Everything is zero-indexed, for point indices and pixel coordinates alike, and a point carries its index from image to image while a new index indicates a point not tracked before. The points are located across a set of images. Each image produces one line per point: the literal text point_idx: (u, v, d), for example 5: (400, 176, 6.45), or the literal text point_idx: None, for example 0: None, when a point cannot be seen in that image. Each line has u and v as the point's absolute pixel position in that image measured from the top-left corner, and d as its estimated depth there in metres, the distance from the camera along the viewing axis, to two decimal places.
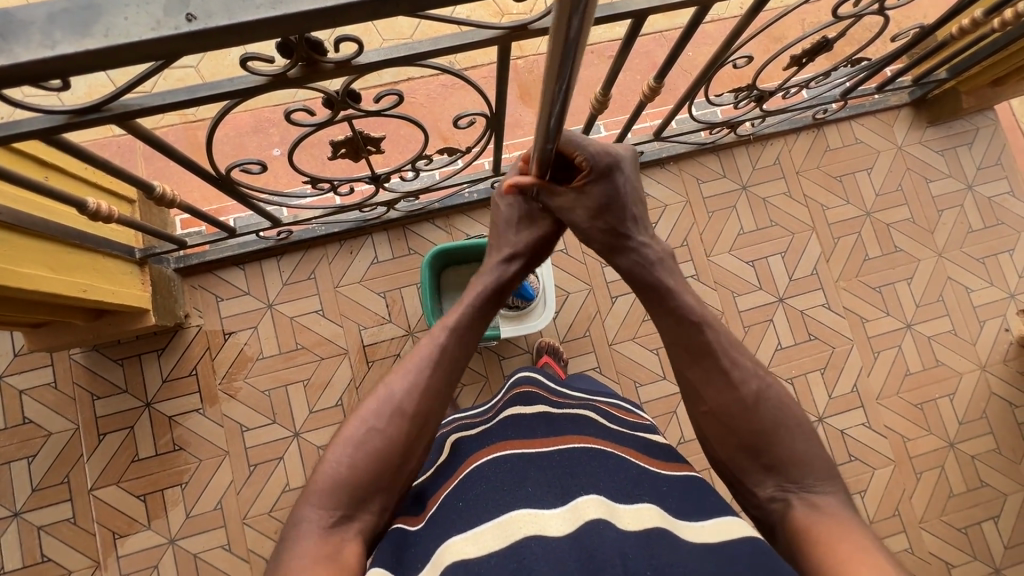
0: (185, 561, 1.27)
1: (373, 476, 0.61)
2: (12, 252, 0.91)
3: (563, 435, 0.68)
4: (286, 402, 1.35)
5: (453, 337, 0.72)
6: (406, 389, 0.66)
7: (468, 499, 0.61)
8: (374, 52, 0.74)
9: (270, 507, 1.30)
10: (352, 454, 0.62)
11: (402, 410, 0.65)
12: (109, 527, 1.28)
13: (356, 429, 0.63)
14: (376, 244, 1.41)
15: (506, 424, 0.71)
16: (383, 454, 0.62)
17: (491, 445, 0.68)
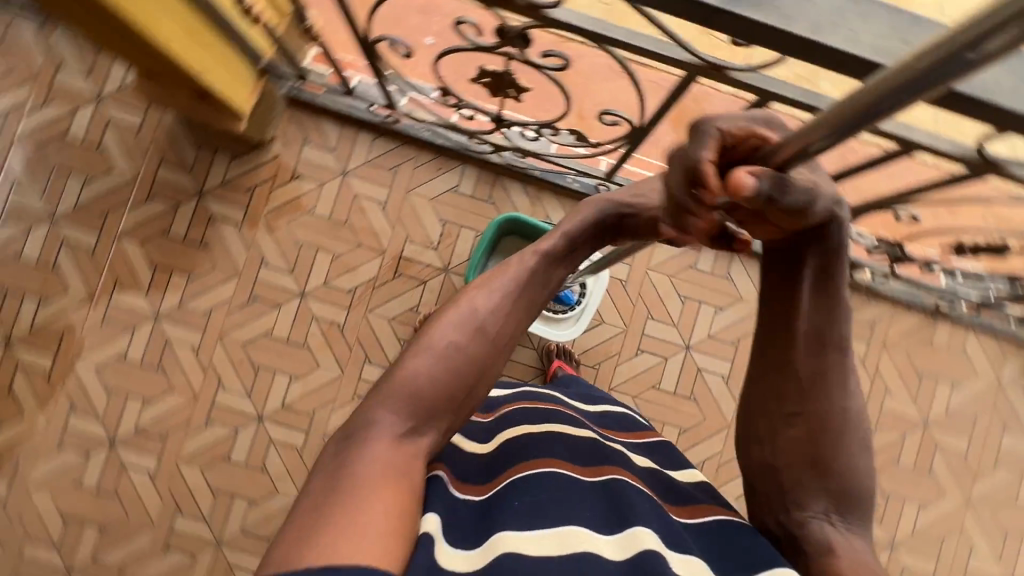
0: (159, 338, 1.36)
1: (444, 402, 0.61)
2: (166, 6, 0.94)
3: (607, 463, 0.68)
4: (309, 261, 1.38)
5: (544, 261, 0.69)
6: (492, 310, 0.64)
7: (524, 503, 0.61)
8: (569, 13, 0.69)
9: (249, 340, 1.37)
10: (431, 364, 0.61)
11: (483, 331, 0.63)
12: (117, 275, 1.37)
13: (440, 334, 0.62)
14: (464, 175, 1.39)
15: (549, 438, 0.69)
16: (460, 371, 0.61)
17: (548, 455, 0.67)
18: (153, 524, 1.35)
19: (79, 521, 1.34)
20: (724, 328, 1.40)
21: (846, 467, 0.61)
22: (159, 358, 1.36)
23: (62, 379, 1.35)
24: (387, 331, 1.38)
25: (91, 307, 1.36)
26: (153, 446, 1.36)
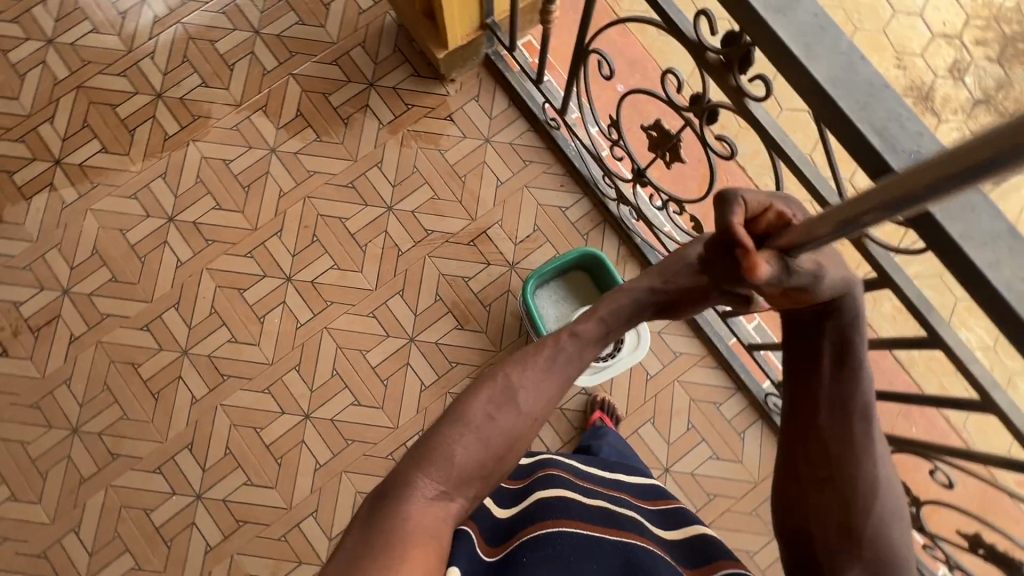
0: (263, 168, 1.49)
1: (478, 466, 0.62)
2: None
3: (621, 530, 0.68)
4: (413, 187, 1.48)
5: (575, 353, 0.71)
6: (529, 387, 0.67)
7: (533, 557, 0.61)
8: (764, 113, 0.75)
9: (325, 214, 1.47)
10: (466, 437, 0.63)
11: (513, 396, 0.65)
12: (268, 102, 1.52)
13: (481, 406, 0.64)
14: (578, 203, 1.46)
15: (564, 501, 0.69)
16: (496, 445, 0.63)
17: (560, 515, 0.67)
18: (150, 302, 1.44)
19: (103, 260, 1.45)
20: (709, 477, 1.36)
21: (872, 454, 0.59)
22: (251, 182, 1.49)
23: (173, 148, 1.50)
24: (433, 281, 1.44)
25: (233, 112, 1.51)
26: (196, 243, 1.46)
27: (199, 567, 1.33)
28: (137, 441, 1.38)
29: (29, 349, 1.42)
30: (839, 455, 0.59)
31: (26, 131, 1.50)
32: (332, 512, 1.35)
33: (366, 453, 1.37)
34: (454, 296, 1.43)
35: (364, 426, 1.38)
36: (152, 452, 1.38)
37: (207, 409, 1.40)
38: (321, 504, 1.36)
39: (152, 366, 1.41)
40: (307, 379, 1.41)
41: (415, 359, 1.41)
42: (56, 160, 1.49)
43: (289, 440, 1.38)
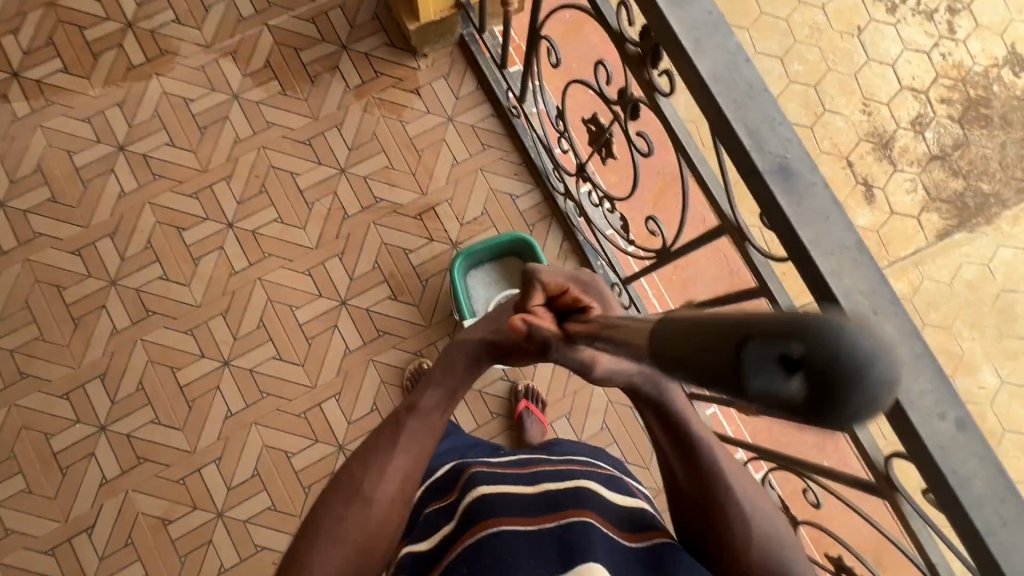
0: (222, 112, 1.49)
1: (346, 560, 0.63)
2: None
3: (556, 509, 0.63)
4: (369, 154, 1.49)
5: (420, 421, 0.69)
6: (376, 473, 0.66)
7: (475, 570, 0.60)
8: (673, 111, 0.77)
9: (277, 168, 1.47)
10: (325, 539, 0.63)
11: (359, 487, 0.65)
12: (238, 48, 1.51)
13: (330, 510, 0.65)
14: (529, 194, 1.48)
15: (495, 499, 0.65)
16: (359, 536, 0.64)
17: (490, 518, 0.63)
18: (85, 227, 1.42)
19: (44, 179, 1.44)
20: None
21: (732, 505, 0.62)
22: (208, 124, 1.48)
23: (135, 79, 1.49)
24: (374, 249, 1.44)
25: (202, 52, 1.51)
26: (143, 175, 1.45)
27: (92, 498, 1.32)
28: (48, 363, 1.36)
29: None
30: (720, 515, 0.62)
31: None
32: (236, 462, 1.35)
33: (279, 409, 1.37)
34: (392, 266, 1.44)
35: (281, 381, 1.38)
36: (62, 377, 1.36)
37: (126, 342, 1.38)
38: (225, 453, 1.35)
39: (76, 291, 1.40)
40: (232, 327, 1.40)
41: (344, 323, 1.41)
42: (14, 73, 1.47)
43: (204, 385, 1.37)
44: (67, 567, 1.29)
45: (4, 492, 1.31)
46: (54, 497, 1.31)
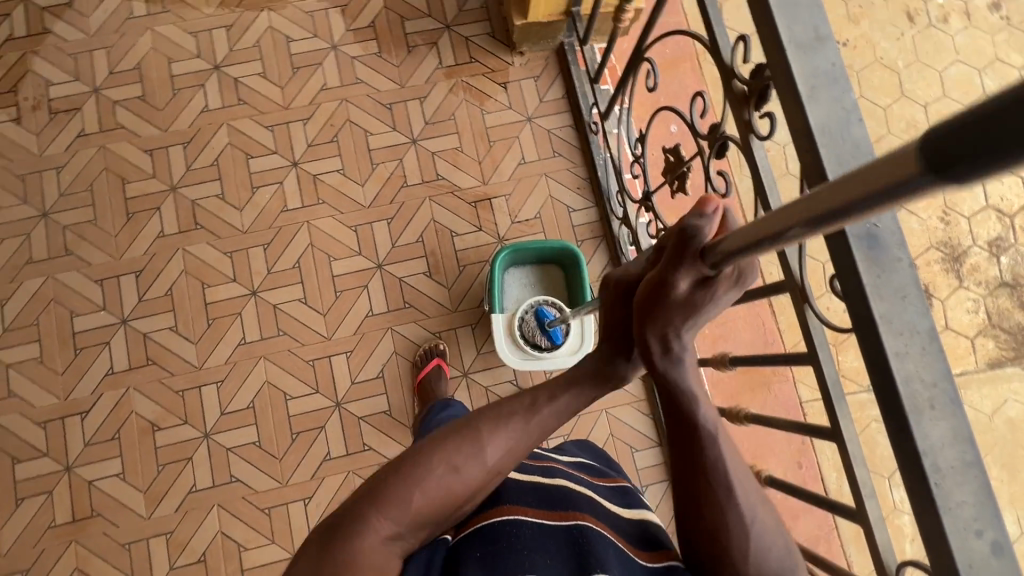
0: (319, 59, 1.54)
1: (438, 508, 0.58)
2: None
3: (576, 512, 0.62)
4: (444, 133, 1.51)
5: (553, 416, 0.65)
6: (504, 449, 0.62)
7: (486, 555, 0.57)
8: (763, 156, 0.75)
9: (354, 123, 1.51)
10: (433, 481, 0.59)
11: (479, 437, 0.61)
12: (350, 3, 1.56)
13: (445, 451, 0.60)
14: (585, 210, 1.48)
15: (518, 488, 0.65)
16: (465, 494, 0.60)
17: (506, 502, 0.62)
18: (164, 131, 1.48)
19: (140, 77, 1.50)
20: None
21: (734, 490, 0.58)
22: (302, 66, 1.53)
23: (249, 9, 1.55)
24: (423, 222, 1.46)
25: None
26: (229, 97, 1.50)
27: (93, 385, 1.35)
28: (93, 247, 1.41)
29: (39, 126, 1.47)
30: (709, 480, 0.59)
31: None
32: (236, 389, 1.36)
33: (290, 350, 1.38)
34: (435, 244, 1.45)
35: (300, 324, 1.40)
36: (102, 264, 1.40)
37: (168, 248, 1.42)
38: (228, 378, 1.37)
39: (138, 188, 1.45)
40: (269, 260, 1.43)
41: (375, 285, 1.42)
42: None
43: (225, 308, 1.40)
44: (52, 443, 1.32)
45: (17, 356, 1.36)
46: (60, 373, 1.35)
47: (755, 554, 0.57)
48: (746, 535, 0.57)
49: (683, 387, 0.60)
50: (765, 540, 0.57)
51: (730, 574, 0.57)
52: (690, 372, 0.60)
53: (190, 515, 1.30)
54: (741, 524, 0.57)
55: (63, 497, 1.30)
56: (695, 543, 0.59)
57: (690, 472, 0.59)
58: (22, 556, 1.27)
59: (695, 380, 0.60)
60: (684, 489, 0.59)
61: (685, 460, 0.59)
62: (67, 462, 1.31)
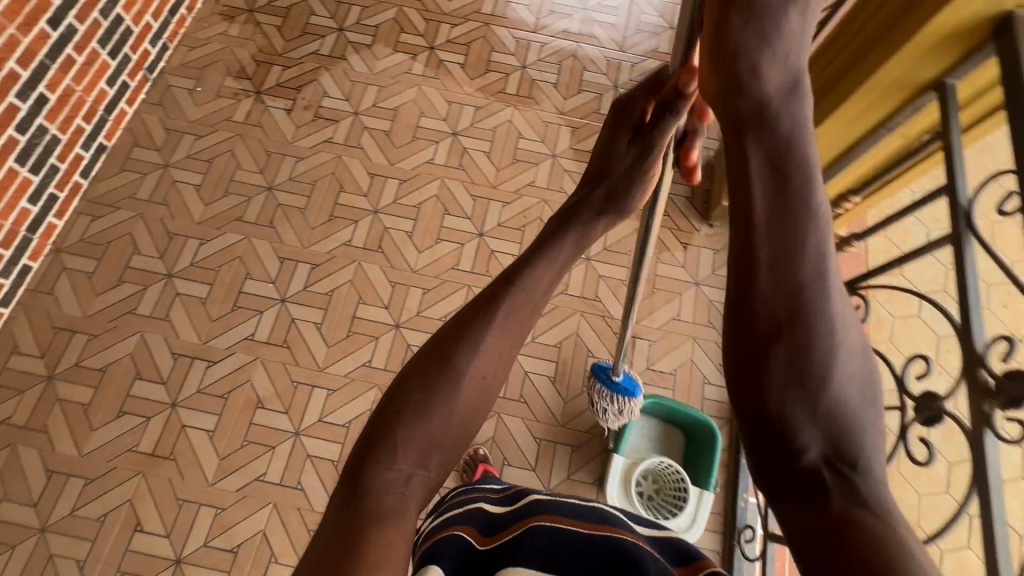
0: (538, 159, 1.73)
1: (431, 431, 0.64)
2: (846, 132, 1.18)
3: (612, 525, 0.64)
4: (616, 261, 1.61)
5: (509, 304, 0.70)
6: (470, 351, 0.68)
7: (522, 555, 0.60)
8: (994, 453, 0.74)
9: (543, 220, 1.65)
10: (415, 407, 0.65)
11: (450, 360, 0.67)
12: (579, 127, 1.78)
13: (423, 383, 0.66)
14: (720, 388, 1.49)
15: (557, 500, 0.68)
16: (443, 404, 0.65)
17: (548, 509, 0.65)
18: (390, 164, 1.70)
19: (393, 116, 1.76)
20: None
21: (823, 311, 0.58)
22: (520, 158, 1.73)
23: (500, 101, 1.81)
24: (567, 330, 1.52)
25: (554, 114, 1.80)
26: (453, 160, 1.72)
27: (231, 341, 1.46)
28: (290, 229, 1.59)
29: (302, 121, 1.73)
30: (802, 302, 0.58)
31: (434, 18, 1.93)
32: (342, 403, 1.41)
33: None
34: (569, 355, 1.50)
35: None
36: (291, 246, 1.57)
37: (348, 256, 1.57)
38: (340, 390, 1.43)
39: (349, 197, 1.64)
40: (422, 303, 1.53)
41: None
42: (431, 47, 1.87)
43: (367, 327, 1.50)
44: (172, 376, 1.41)
45: (188, 289, 1.51)
46: (212, 319, 1.48)
47: (836, 373, 0.57)
48: (825, 360, 0.57)
49: (784, 196, 0.58)
50: (849, 355, 0.58)
51: (811, 397, 0.57)
52: (811, 167, 0.59)
53: (247, 501, 1.31)
54: (818, 350, 0.57)
55: (155, 429, 1.36)
56: (774, 366, 0.57)
57: (775, 279, 0.58)
58: (94, 466, 1.32)
59: (814, 176, 0.59)
60: (763, 306, 0.58)
61: (780, 265, 0.58)
62: (174, 399, 1.39)
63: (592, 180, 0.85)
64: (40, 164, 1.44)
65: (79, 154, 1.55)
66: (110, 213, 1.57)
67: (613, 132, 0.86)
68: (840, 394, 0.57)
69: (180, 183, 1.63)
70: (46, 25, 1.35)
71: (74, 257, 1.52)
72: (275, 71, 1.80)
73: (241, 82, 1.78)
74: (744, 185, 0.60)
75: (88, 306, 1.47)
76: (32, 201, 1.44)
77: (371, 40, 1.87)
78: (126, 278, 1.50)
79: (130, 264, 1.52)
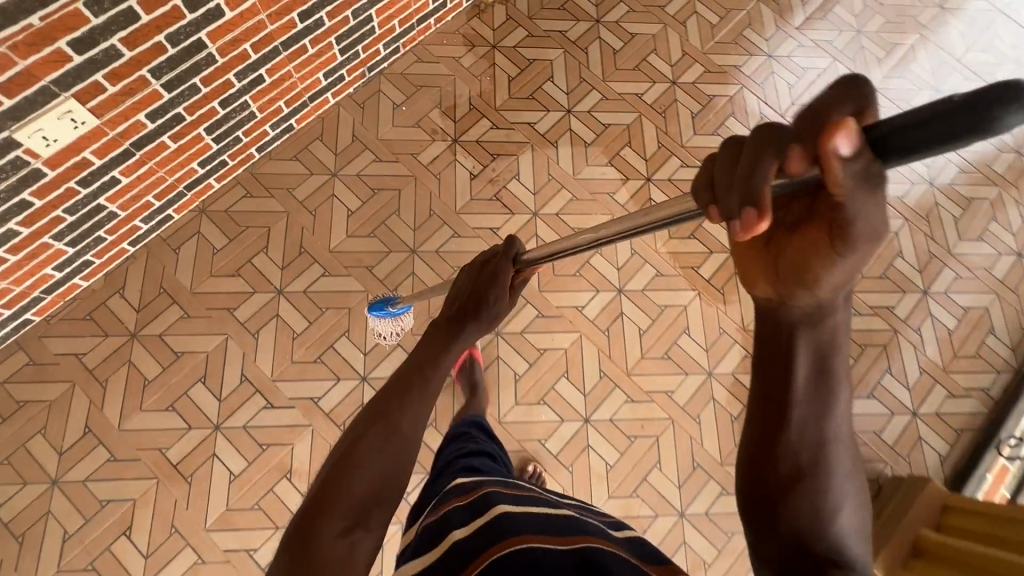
0: (692, 367, 1.48)
1: (379, 482, 0.61)
2: None
3: (580, 534, 0.57)
4: (709, 535, 1.36)
5: (444, 356, 0.75)
6: (416, 411, 0.68)
7: None
8: None
9: (659, 442, 1.41)
10: (364, 462, 0.61)
11: (390, 412, 0.66)
12: (755, 356, 1.50)
13: (367, 438, 0.63)
14: None
15: (518, 517, 0.59)
16: (391, 448, 0.63)
17: (517, 526, 0.57)
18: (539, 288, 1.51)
19: (569, 237, 1.56)
20: None
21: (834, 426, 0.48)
22: (672, 357, 1.48)
23: (687, 277, 1.55)
24: None
25: (736, 324, 1.52)
26: (604, 320, 1.49)
27: (297, 394, 1.38)
28: None
29: (479, 194, 1.58)
30: (813, 428, 0.48)
31: (668, 145, 1.68)
32: None
33: None
34: None
35: None
36: None
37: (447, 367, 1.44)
38: None
39: None
40: None
41: None
42: (647, 179, 1.64)
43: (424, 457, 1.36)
44: (230, 397, 1.36)
45: (288, 316, 1.43)
46: (293, 360, 1.40)
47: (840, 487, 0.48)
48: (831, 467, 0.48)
49: (811, 314, 0.46)
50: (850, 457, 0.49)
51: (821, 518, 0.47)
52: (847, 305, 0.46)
53: (227, 567, 1.26)
54: (838, 473, 0.48)
55: (189, 442, 1.32)
56: (792, 486, 0.48)
57: (782, 396, 0.48)
58: (122, 446, 1.30)
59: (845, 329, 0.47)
60: (782, 422, 0.48)
61: (789, 386, 0.48)
62: (219, 422, 1.34)
63: (460, 318, 0.80)
64: (225, 134, 1.38)
65: (264, 132, 1.49)
66: (262, 197, 1.52)
67: (461, 281, 0.86)
68: (853, 514, 0.48)
69: (337, 200, 1.53)
70: (296, 17, 1.26)
71: (212, 225, 1.48)
72: (483, 125, 1.64)
73: (445, 120, 1.64)
74: (798, 314, 0.47)
75: (198, 283, 1.43)
76: (201, 165, 1.40)
77: (592, 139, 1.66)
78: (242, 273, 1.45)
79: (252, 260, 1.46)
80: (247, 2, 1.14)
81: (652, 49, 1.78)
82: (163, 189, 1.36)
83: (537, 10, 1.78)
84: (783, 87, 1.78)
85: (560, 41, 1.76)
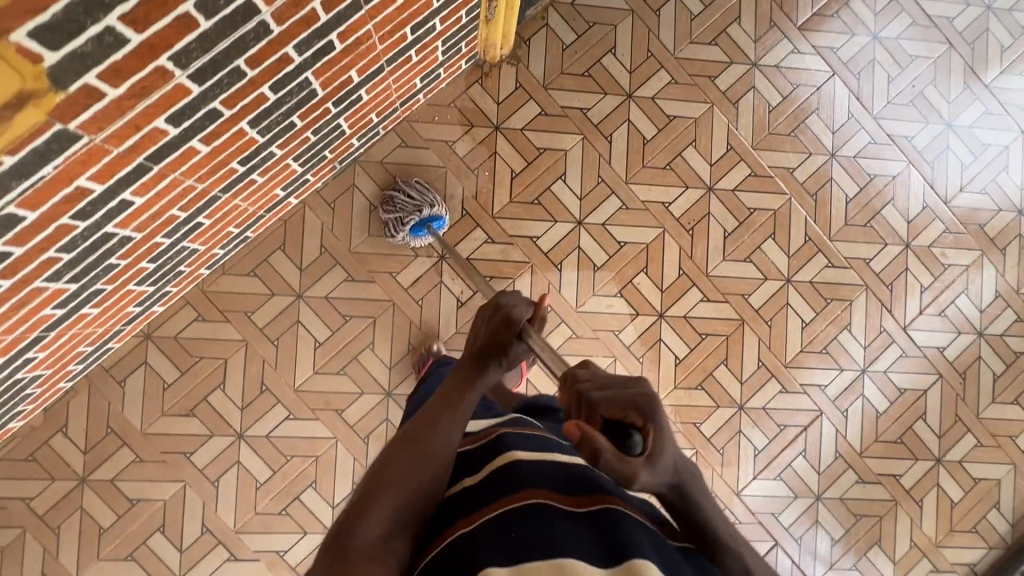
0: None
1: (415, 489, 0.58)
2: None
3: (598, 496, 0.57)
4: None
5: (475, 382, 0.69)
6: (449, 424, 0.64)
7: (516, 536, 0.51)
8: None
9: None
10: (399, 471, 0.58)
11: (421, 435, 0.62)
12: (743, 522, 1.44)
13: (402, 452, 0.60)
14: None
15: (530, 468, 0.59)
16: (425, 466, 0.59)
17: (527, 484, 0.57)
18: None
19: None
20: None
21: None
22: None
23: (685, 435, 1.43)
24: None
25: (729, 488, 1.44)
26: None
27: (261, 547, 1.32)
28: None
29: (465, 326, 1.38)
30: None
31: (691, 273, 1.44)
32: None
33: None
34: None
35: None
36: None
37: None
38: None
39: None
40: None
41: None
42: (659, 314, 1.43)
43: None
44: (191, 548, 1.30)
45: (251, 463, 1.32)
46: (257, 510, 1.32)
47: None
48: None
49: None
50: None
51: None
52: None
53: None
54: None
55: None
56: None
57: None
58: None
59: None
60: None
61: None
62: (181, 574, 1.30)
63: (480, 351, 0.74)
64: (163, 275, 1.16)
65: (213, 254, 1.25)
66: (217, 322, 1.33)
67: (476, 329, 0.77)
68: None
69: (303, 328, 1.35)
70: (236, 164, 0.98)
71: (161, 354, 1.31)
72: (476, 237, 1.39)
73: None
74: None
75: (149, 422, 1.30)
76: (139, 304, 1.19)
77: (603, 261, 1.42)
78: (197, 413, 1.32)
79: (208, 399, 1.32)
80: (162, 181, 0.86)
81: (691, 139, 1.45)
82: (96, 336, 1.17)
83: (554, 77, 1.42)
84: (838, 201, 1.49)
85: (580, 123, 1.42)
